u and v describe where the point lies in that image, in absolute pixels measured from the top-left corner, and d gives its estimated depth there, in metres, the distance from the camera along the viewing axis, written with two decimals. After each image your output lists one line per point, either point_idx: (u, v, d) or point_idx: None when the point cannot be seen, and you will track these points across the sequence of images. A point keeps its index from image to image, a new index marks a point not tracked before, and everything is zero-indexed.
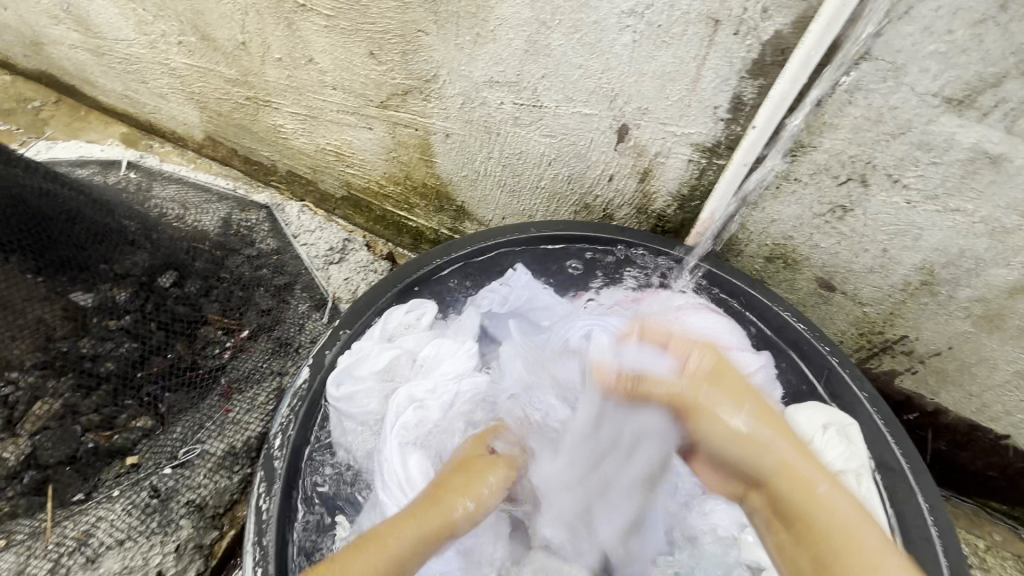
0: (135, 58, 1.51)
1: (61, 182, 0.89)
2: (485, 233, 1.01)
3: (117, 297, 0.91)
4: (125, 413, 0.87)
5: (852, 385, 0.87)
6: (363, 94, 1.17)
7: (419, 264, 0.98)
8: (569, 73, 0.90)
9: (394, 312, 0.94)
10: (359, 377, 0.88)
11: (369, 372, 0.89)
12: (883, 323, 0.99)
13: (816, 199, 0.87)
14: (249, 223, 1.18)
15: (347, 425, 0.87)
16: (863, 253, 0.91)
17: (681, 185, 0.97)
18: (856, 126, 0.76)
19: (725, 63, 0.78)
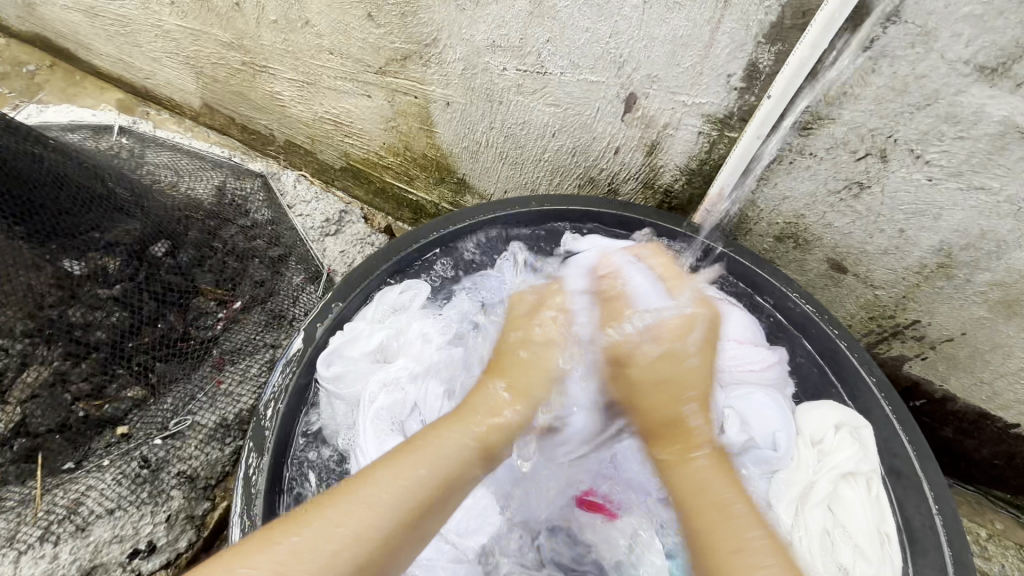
0: (128, 19, 1.46)
1: (44, 144, 0.84)
2: (487, 205, 0.98)
3: (107, 266, 0.87)
4: (115, 383, 0.85)
5: (861, 370, 0.84)
6: (361, 59, 1.12)
7: (415, 237, 0.94)
8: (575, 37, 0.86)
9: (389, 292, 0.91)
10: (350, 357, 0.85)
11: (360, 353, 0.86)
12: (895, 307, 0.96)
13: (830, 175, 0.83)
14: (244, 192, 1.15)
15: (336, 405, 0.84)
16: (879, 233, 0.87)
17: (691, 159, 0.93)
18: (879, 96, 0.71)
19: (741, 27, 0.73)
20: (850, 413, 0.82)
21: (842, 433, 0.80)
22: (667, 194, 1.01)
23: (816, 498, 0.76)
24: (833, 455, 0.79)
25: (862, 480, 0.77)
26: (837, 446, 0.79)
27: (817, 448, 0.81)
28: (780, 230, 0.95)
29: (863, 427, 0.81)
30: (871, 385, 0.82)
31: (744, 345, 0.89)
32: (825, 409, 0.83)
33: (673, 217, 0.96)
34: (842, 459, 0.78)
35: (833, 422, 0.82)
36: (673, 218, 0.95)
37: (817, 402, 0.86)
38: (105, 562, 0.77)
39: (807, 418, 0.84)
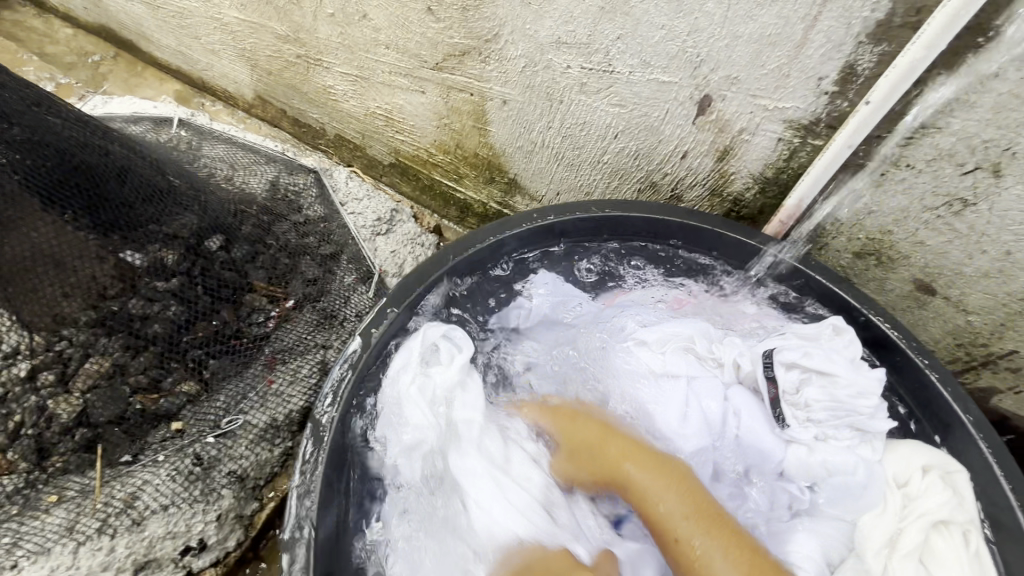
0: (190, 12, 1.48)
1: (111, 139, 0.86)
2: (545, 210, 0.93)
3: (166, 258, 0.88)
4: (170, 377, 0.86)
5: (955, 408, 0.77)
6: (417, 54, 1.10)
7: (456, 249, 0.90)
8: (648, 34, 0.80)
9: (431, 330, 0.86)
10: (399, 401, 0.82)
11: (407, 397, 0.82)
12: (989, 335, 0.87)
13: (929, 190, 0.75)
14: (296, 187, 1.15)
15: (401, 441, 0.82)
16: (980, 254, 0.78)
17: (766, 167, 0.86)
18: (999, 104, 0.63)
19: (842, 25, 0.66)
20: (941, 457, 0.74)
21: (930, 476, 0.72)
22: (736, 203, 0.95)
23: (907, 548, 0.69)
24: (921, 502, 0.71)
25: (958, 533, 0.69)
26: (925, 491, 0.71)
27: (901, 491, 0.73)
28: (861, 246, 0.88)
29: (956, 472, 0.73)
30: (966, 424, 0.76)
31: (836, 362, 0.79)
32: (912, 449, 0.75)
33: (742, 229, 0.90)
34: (931, 506, 0.70)
35: (920, 463, 0.74)
36: (745, 229, 0.90)
37: (901, 439, 0.78)
38: (158, 557, 0.78)
39: (890, 457, 0.75)
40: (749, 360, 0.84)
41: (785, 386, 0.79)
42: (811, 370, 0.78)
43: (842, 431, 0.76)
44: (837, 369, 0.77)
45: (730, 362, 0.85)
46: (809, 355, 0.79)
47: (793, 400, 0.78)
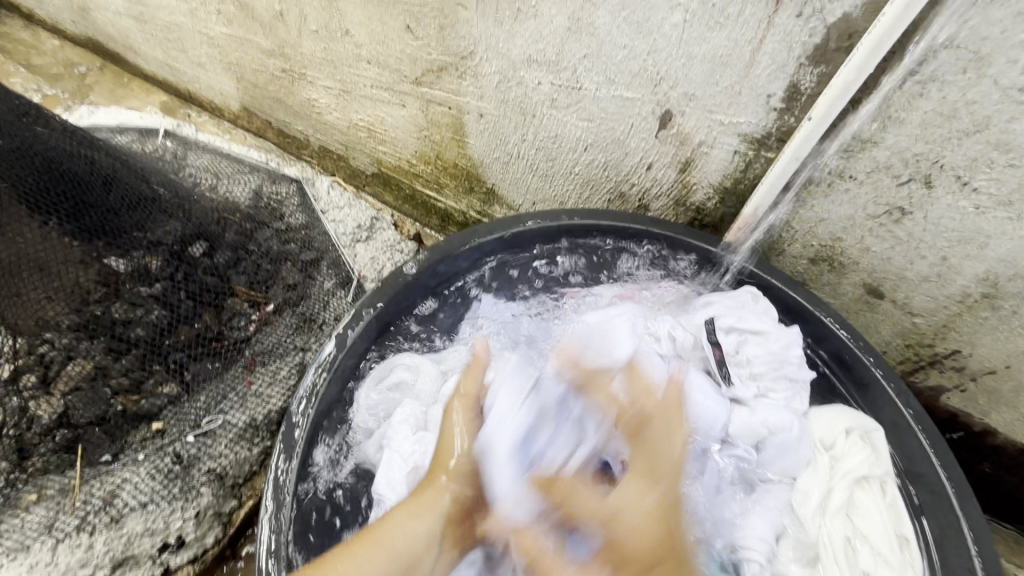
0: (176, 26, 1.52)
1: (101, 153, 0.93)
2: (521, 220, 0.98)
3: (150, 264, 0.91)
4: (152, 378, 0.88)
5: (897, 401, 0.82)
6: (398, 69, 1.14)
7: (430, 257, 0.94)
8: (612, 53, 0.86)
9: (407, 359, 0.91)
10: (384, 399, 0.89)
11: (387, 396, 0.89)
12: (934, 336, 0.93)
13: (871, 200, 0.81)
14: (279, 197, 1.18)
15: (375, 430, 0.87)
16: (920, 260, 0.84)
17: (724, 178, 0.92)
18: (926, 121, 0.69)
19: (784, 48, 0.72)
20: (861, 418, 0.82)
21: (853, 437, 0.81)
22: (699, 213, 1.00)
23: (835, 506, 0.76)
24: (845, 461, 0.79)
25: (876, 484, 0.77)
26: (848, 450, 0.80)
27: (829, 454, 0.81)
28: (815, 252, 0.93)
29: (874, 431, 0.81)
30: (908, 419, 0.80)
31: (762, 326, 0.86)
32: (836, 414, 0.84)
33: (702, 237, 0.95)
34: (854, 463, 0.78)
35: (844, 427, 0.82)
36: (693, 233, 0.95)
37: (827, 407, 0.86)
38: (136, 554, 0.80)
39: (817, 422, 0.84)
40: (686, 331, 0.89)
41: (728, 348, 0.86)
42: (745, 332, 0.87)
43: (778, 384, 0.84)
44: (767, 326, 0.85)
45: (666, 335, 0.89)
46: (744, 317, 0.87)
47: (737, 359, 0.86)
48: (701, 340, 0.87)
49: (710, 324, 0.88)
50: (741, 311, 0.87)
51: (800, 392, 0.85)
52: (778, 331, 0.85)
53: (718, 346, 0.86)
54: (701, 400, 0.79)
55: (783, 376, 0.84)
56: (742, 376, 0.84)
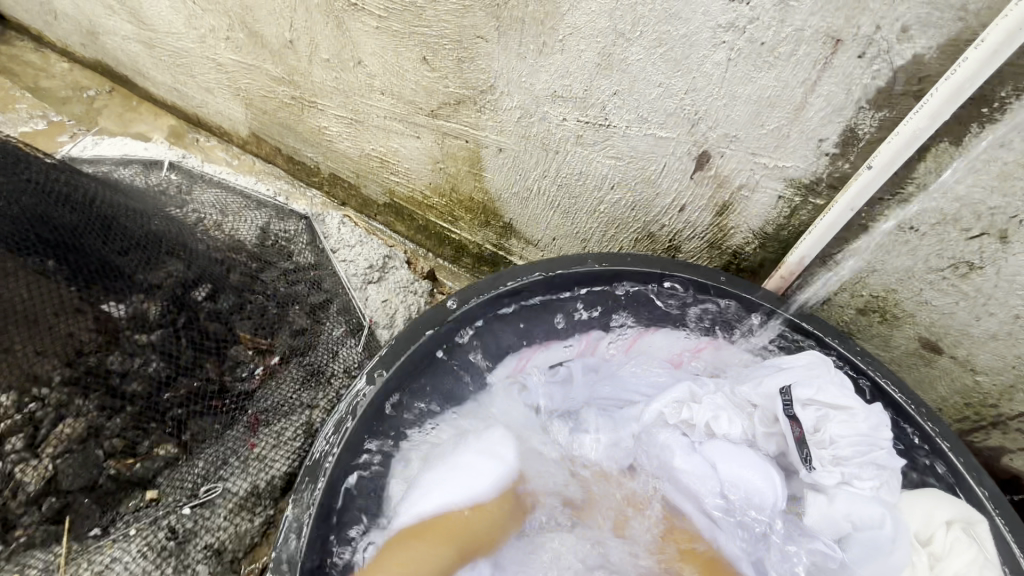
0: (184, 51, 1.48)
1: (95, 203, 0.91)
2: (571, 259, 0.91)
3: (148, 311, 0.86)
4: (148, 440, 0.81)
5: (967, 478, 0.74)
6: (412, 101, 1.09)
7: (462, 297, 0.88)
8: (646, 91, 0.79)
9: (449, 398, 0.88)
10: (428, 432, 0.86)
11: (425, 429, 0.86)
12: (999, 395, 0.85)
13: (934, 252, 0.73)
14: (287, 234, 1.13)
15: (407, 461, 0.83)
16: (988, 316, 0.76)
17: (766, 223, 0.85)
18: (1004, 172, 0.62)
19: (841, 91, 0.65)
20: (963, 508, 0.72)
21: (955, 532, 0.70)
22: (735, 257, 0.93)
23: None
24: (948, 563, 0.69)
25: None
26: (951, 549, 0.69)
27: (929, 551, 0.71)
28: (864, 302, 0.85)
29: (978, 523, 0.71)
30: (982, 500, 0.72)
31: (833, 388, 0.76)
32: (933, 502, 0.73)
33: (746, 285, 0.87)
34: (962, 567, 0.67)
35: (943, 518, 0.72)
36: (731, 276, 0.88)
37: (919, 491, 0.75)
38: None
39: (911, 512, 0.73)
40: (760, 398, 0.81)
41: (807, 426, 0.75)
42: (825, 406, 0.76)
43: (865, 470, 0.72)
44: (851, 402, 0.75)
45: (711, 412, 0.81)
46: (825, 389, 0.76)
47: (817, 439, 0.74)
48: (777, 411, 0.78)
49: (784, 395, 0.78)
50: (821, 380, 0.78)
51: (888, 481, 0.73)
52: (863, 409, 0.74)
53: (795, 423, 0.76)
54: (739, 474, 0.75)
55: (871, 462, 0.73)
56: (825, 459, 0.73)
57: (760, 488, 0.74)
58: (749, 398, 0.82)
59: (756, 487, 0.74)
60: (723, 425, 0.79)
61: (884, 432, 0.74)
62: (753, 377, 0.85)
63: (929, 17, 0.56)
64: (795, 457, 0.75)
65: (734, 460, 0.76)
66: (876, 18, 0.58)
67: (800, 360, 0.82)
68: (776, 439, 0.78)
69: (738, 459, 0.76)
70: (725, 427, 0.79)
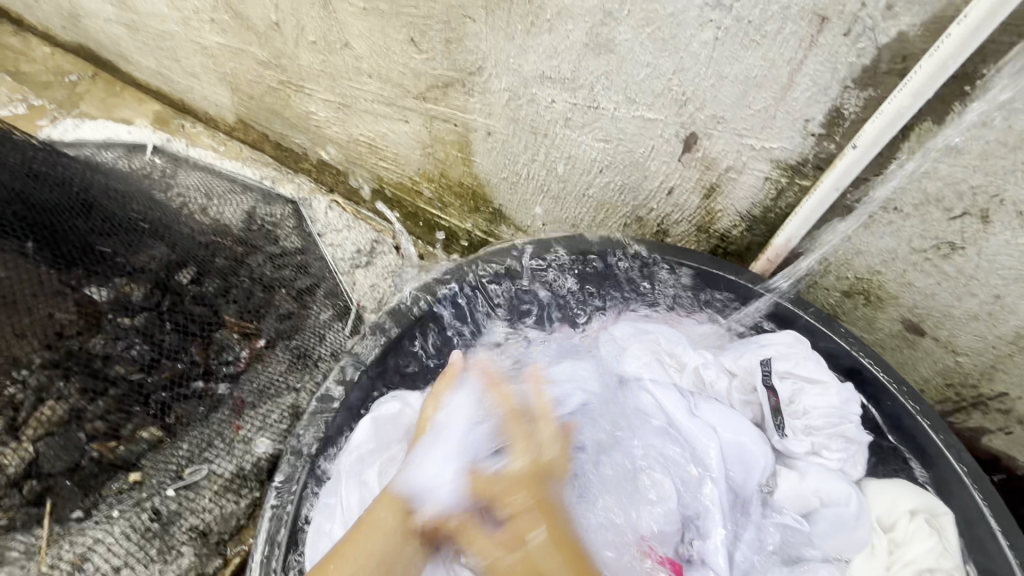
0: (168, 34, 1.45)
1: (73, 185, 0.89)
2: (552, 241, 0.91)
3: (132, 294, 0.85)
4: (131, 423, 0.80)
5: (947, 455, 0.74)
6: (401, 84, 1.08)
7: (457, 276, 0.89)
8: (634, 72, 0.79)
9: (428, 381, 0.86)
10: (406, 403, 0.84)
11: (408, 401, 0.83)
12: (979, 376, 0.86)
13: (918, 233, 0.74)
14: (273, 219, 1.12)
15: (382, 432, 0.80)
16: (969, 297, 0.77)
17: (753, 206, 0.85)
18: (986, 152, 0.62)
19: (827, 69, 0.66)
20: (927, 499, 0.74)
21: (917, 521, 0.72)
22: (723, 240, 0.93)
23: None
24: (907, 548, 0.71)
25: None
26: (911, 536, 0.72)
27: (888, 537, 0.73)
28: (849, 285, 0.86)
29: (942, 514, 0.73)
30: (960, 475, 0.73)
31: (810, 363, 0.81)
32: (897, 492, 0.75)
33: (722, 264, 0.88)
34: (918, 554, 0.70)
35: (906, 507, 0.74)
36: (717, 262, 0.88)
37: (888, 480, 0.78)
38: None
39: (874, 499, 0.76)
40: (749, 366, 0.83)
41: (782, 397, 0.81)
42: (802, 380, 0.81)
43: (833, 442, 0.78)
44: (827, 377, 0.79)
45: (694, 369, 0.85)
46: (803, 363, 0.80)
47: (792, 410, 0.80)
48: (756, 380, 0.82)
49: (765, 366, 0.81)
50: (798, 356, 0.81)
51: (857, 455, 0.78)
52: (836, 384, 0.79)
53: (773, 392, 0.80)
54: (737, 440, 0.75)
55: (840, 435, 0.78)
56: (796, 428, 0.79)
57: (756, 453, 0.74)
58: (729, 366, 0.85)
59: (752, 449, 0.74)
60: (712, 377, 0.83)
61: (854, 406, 0.79)
62: (733, 351, 0.87)
63: None
64: (770, 425, 0.79)
65: (732, 427, 0.76)
66: None
67: (782, 339, 0.84)
68: (753, 407, 0.82)
69: (732, 425, 0.76)
70: (713, 383, 0.83)
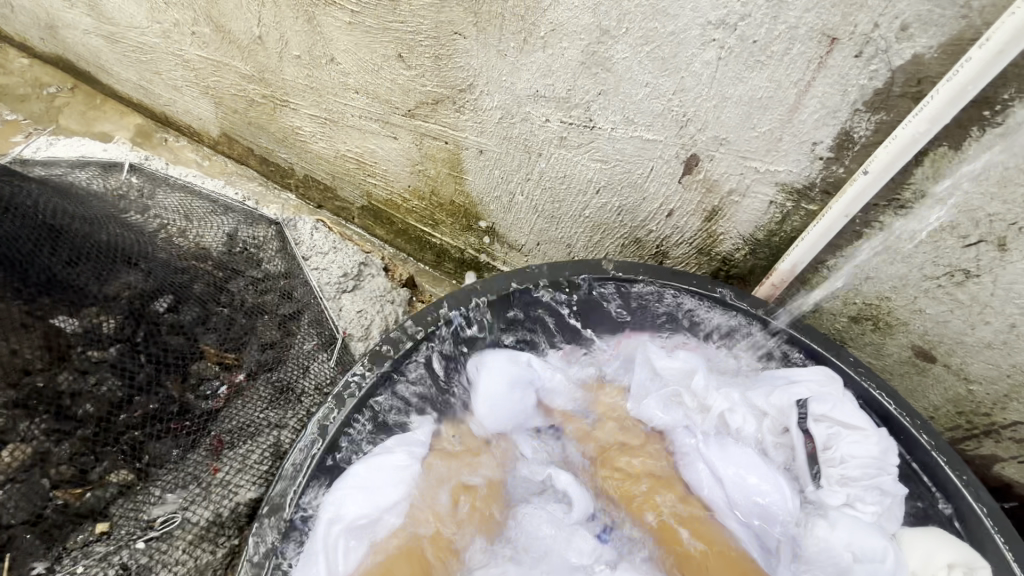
0: (149, 47, 1.40)
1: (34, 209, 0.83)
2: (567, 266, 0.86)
3: (103, 326, 0.80)
4: (99, 467, 0.76)
5: (966, 494, 0.71)
6: (388, 100, 1.03)
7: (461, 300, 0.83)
8: (632, 91, 0.75)
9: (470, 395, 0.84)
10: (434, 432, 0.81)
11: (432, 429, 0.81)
12: (992, 405, 0.83)
13: (930, 260, 0.71)
14: (256, 240, 1.07)
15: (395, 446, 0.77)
16: (983, 325, 0.74)
17: (757, 229, 0.82)
18: (1005, 179, 0.59)
19: (837, 92, 0.62)
20: (964, 550, 0.67)
21: None
22: (725, 263, 0.90)
23: None
24: None
25: None
26: None
27: None
28: (857, 310, 0.83)
29: (982, 569, 0.66)
30: (980, 515, 0.69)
31: (845, 408, 0.76)
32: (933, 543, 0.69)
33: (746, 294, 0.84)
34: None
35: (943, 560, 0.67)
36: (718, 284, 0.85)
37: (927, 528, 0.72)
38: None
39: (910, 550, 0.70)
40: (778, 408, 0.79)
41: (818, 441, 0.77)
42: (838, 424, 0.76)
43: (869, 495, 0.73)
44: (864, 422, 0.75)
45: (716, 412, 0.81)
46: (841, 407, 0.76)
47: (828, 456, 0.76)
48: (791, 424, 0.78)
49: (800, 407, 0.77)
50: (834, 397, 0.76)
51: (891, 506, 0.73)
52: (876, 432, 0.74)
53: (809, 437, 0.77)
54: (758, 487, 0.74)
55: (876, 487, 0.73)
56: (832, 477, 0.74)
57: (766, 492, 0.73)
58: (760, 405, 0.80)
59: (762, 490, 0.73)
60: (737, 419, 0.80)
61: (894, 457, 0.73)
62: (762, 386, 0.82)
63: (930, 14, 0.53)
64: (802, 470, 0.77)
65: (737, 462, 0.76)
66: (874, 15, 0.55)
67: (815, 374, 0.79)
68: (785, 449, 0.78)
69: (751, 468, 0.75)
70: (740, 427, 0.80)
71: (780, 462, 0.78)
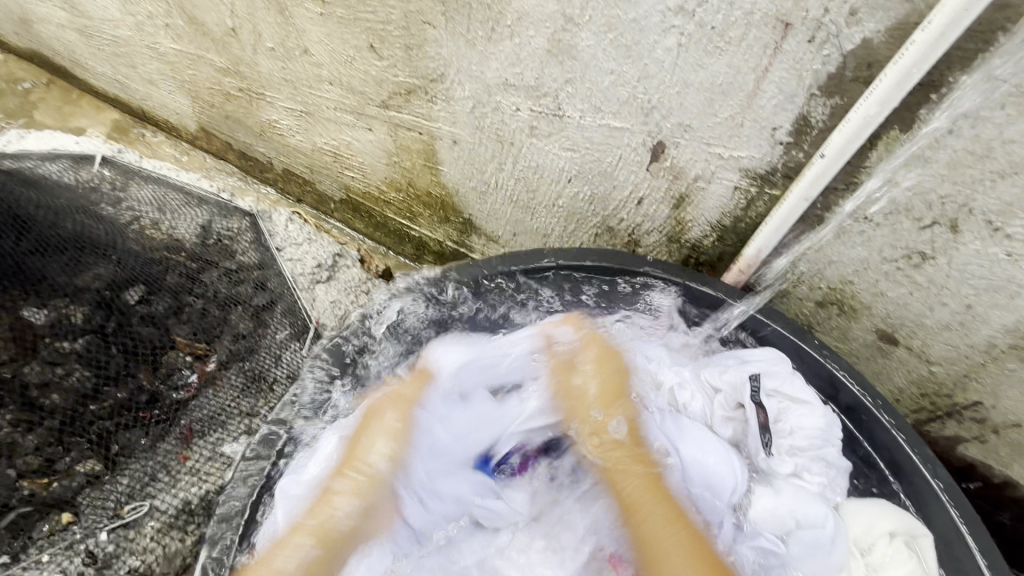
0: (123, 40, 1.39)
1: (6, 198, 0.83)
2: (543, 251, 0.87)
3: (74, 316, 0.81)
4: (67, 457, 0.76)
5: (924, 471, 0.73)
6: (363, 92, 1.04)
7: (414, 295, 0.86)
8: (598, 79, 0.76)
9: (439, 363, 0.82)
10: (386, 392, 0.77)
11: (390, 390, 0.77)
12: (953, 386, 0.85)
13: (888, 243, 0.72)
14: (231, 232, 1.07)
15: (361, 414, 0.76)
16: (941, 307, 0.75)
17: (724, 216, 0.83)
18: (954, 161, 0.61)
19: (793, 77, 0.64)
20: (908, 520, 0.70)
21: (897, 544, 0.68)
22: (695, 250, 0.91)
23: None
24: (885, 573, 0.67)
25: None
26: (888, 561, 0.68)
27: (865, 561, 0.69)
28: (822, 294, 0.84)
29: (923, 536, 0.69)
30: (938, 492, 0.71)
31: (796, 385, 0.78)
32: (876, 512, 0.71)
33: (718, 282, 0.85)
34: None
35: (885, 529, 0.70)
36: (684, 270, 0.86)
37: (866, 498, 0.74)
38: None
39: (852, 519, 0.72)
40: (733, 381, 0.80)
41: (769, 414, 0.78)
42: (787, 399, 0.78)
43: (815, 465, 0.74)
44: (812, 398, 0.77)
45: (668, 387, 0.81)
46: (791, 382, 0.78)
47: (778, 428, 0.77)
48: (743, 397, 0.79)
49: (753, 382, 0.79)
50: (784, 374, 0.79)
51: (836, 479, 0.75)
52: (822, 405, 0.77)
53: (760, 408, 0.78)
54: (702, 462, 0.71)
55: (821, 458, 0.75)
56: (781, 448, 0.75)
57: (720, 473, 0.71)
58: (713, 382, 0.82)
59: (715, 468, 0.71)
60: (687, 397, 0.81)
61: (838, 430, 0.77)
62: (715, 365, 0.84)
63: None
64: (753, 442, 0.76)
65: (697, 443, 0.73)
66: (823, 1, 0.56)
67: (768, 357, 0.81)
68: (735, 423, 0.79)
69: (704, 446, 0.73)
70: (689, 403, 0.80)
71: (729, 437, 0.79)
